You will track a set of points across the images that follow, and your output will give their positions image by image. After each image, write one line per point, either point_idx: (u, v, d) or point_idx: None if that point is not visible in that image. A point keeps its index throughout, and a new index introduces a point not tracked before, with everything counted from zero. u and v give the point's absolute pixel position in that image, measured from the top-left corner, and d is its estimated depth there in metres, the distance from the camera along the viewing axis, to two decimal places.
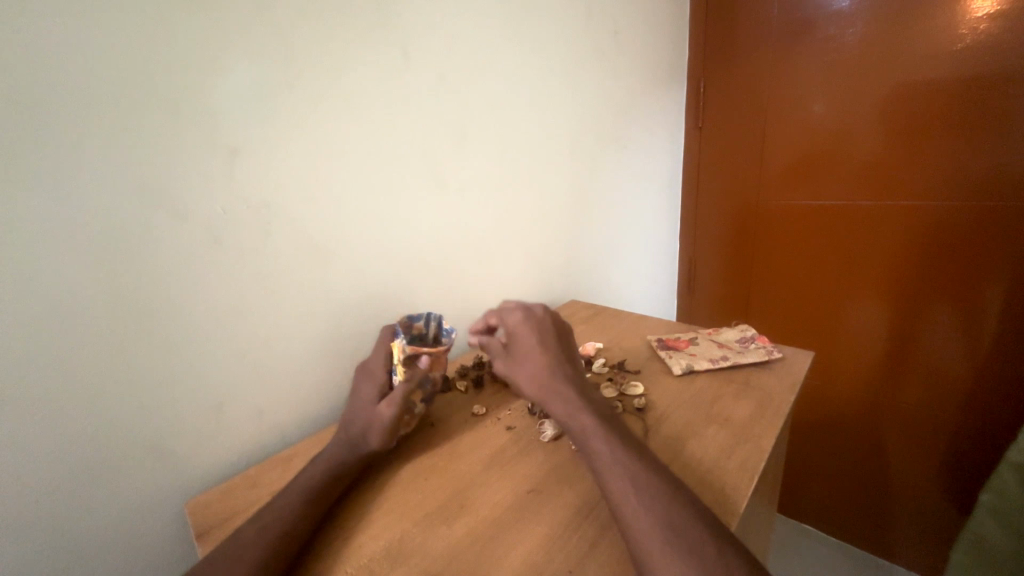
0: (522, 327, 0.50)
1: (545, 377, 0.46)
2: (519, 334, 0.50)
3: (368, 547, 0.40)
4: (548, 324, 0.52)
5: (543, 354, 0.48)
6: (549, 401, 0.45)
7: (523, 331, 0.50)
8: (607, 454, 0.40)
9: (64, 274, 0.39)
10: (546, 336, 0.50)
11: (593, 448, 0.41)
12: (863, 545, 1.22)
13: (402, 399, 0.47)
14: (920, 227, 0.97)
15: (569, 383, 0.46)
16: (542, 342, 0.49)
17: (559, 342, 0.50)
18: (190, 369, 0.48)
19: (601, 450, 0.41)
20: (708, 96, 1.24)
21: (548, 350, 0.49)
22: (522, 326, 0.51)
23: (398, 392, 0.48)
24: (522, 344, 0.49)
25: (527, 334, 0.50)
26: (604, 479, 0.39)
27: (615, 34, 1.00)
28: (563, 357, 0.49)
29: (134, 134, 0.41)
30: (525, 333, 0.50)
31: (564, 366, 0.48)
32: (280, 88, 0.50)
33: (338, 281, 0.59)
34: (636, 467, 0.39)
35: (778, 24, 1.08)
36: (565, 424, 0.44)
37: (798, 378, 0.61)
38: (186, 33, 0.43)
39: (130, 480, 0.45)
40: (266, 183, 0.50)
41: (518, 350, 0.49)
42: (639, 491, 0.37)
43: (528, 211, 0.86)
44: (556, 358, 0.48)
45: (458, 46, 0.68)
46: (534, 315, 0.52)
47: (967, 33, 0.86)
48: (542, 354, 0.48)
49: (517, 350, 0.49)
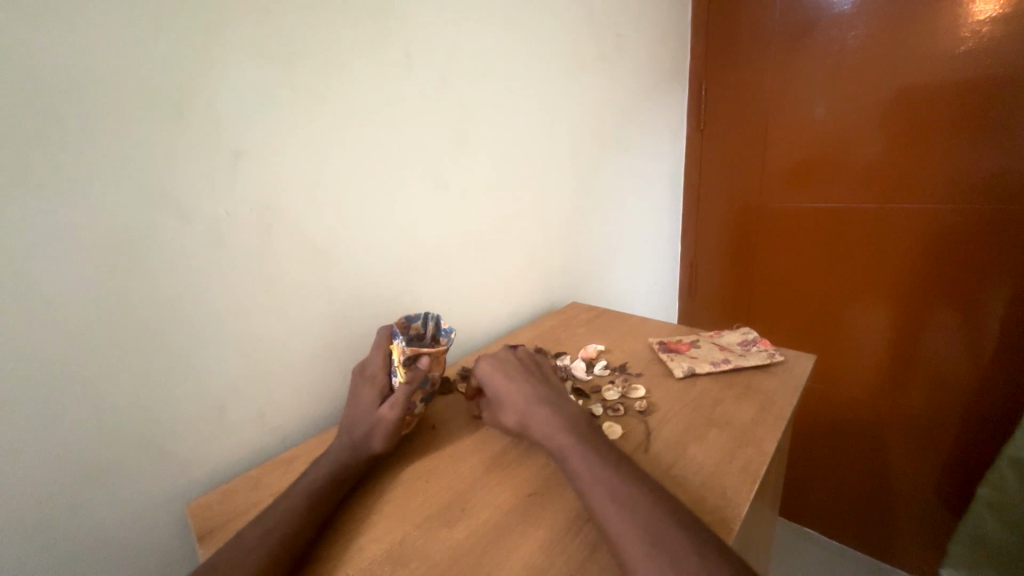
0: (491, 373, 0.53)
1: (520, 404, 0.49)
2: (486, 379, 0.54)
3: (370, 550, 0.40)
4: (512, 360, 0.56)
5: (516, 393, 0.50)
6: (531, 423, 0.47)
7: (488, 375, 0.54)
8: (589, 471, 0.40)
9: (67, 275, 0.39)
10: (522, 375, 0.53)
11: (575, 468, 0.41)
12: (864, 548, 1.21)
13: (404, 400, 0.48)
14: (920, 231, 0.97)
15: (539, 403, 0.48)
16: (508, 377, 0.52)
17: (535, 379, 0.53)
18: (191, 370, 0.48)
19: (581, 468, 0.41)
20: (710, 99, 1.24)
21: (515, 382, 0.52)
22: (487, 368, 0.54)
23: (399, 394, 0.48)
24: (491, 386, 0.53)
25: (490, 374, 0.53)
26: (586, 497, 0.39)
27: (616, 37, 1.00)
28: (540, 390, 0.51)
29: (137, 135, 0.41)
30: (489, 375, 0.54)
31: (534, 390, 0.50)
32: (283, 90, 0.50)
33: (340, 282, 0.59)
34: (617, 483, 0.39)
35: (779, 27, 1.08)
36: (547, 448, 0.45)
37: (800, 381, 0.61)
38: (190, 36, 0.43)
39: (130, 481, 0.45)
40: (268, 184, 0.51)
41: (491, 392, 0.53)
42: (623, 507, 0.37)
43: (528, 212, 0.85)
44: (523, 386, 0.51)
45: (460, 48, 0.68)
46: (496, 357, 0.56)
47: (969, 36, 0.86)
48: (511, 386, 0.51)
49: (490, 391, 0.53)
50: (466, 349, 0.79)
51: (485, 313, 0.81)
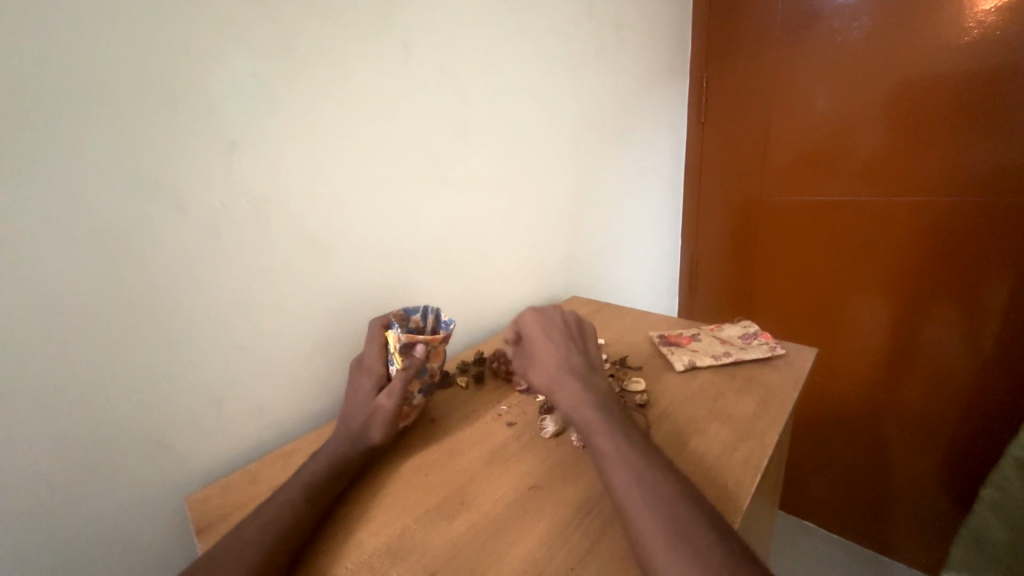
0: (534, 329, 0.55)
1: (560, 371, 0.49)
2: (528, 331, 0.56)
3: (369, 543, 0.39)
4: (558, 321, 0.57)
5: (546, 357, 0.51)
6: (557, 391, 0.48)
7: (534, 330, 0.55)
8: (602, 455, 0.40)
9: (61, 271, 0.39)
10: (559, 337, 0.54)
11: (599, 445, 0.42)
12: (863, 541, 1.22)
13: (401, 390, 0.48)
14: (921, 224, 0.97)
15: (571, 376, 0.49)
16: (550, 338, 0.54)
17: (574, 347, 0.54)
18: (188, 364, 0.47)
19: (608, 447, 0.41)
20: (711, 92, 1.23)
21: (557, 345, 0.53)
22: (533, 324, 0.56)
23: (396, 383, 0.48)
24: (530, 339, 0.55)
25: (535, 329, 0.55)
26: (610, 477, 0.39)
27: (617, 28, 0.99)
28: (575, 358, 0.52)
29: (131, 126, 0.41)
30: (534, 329, 0.55)
31: (569, 359, 0.51)
32: (279, 81, 0.49)
33: (338, 275, 0.59)
34: (644, 468, 0.39)
35: (782, 18, 1.07)
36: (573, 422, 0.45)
37: (801, 375, 0.61)
38: (184, 27, 0.42)
39: (127, 476, 0.45)
40: (265, 177, 0.50)
41: (528, 346, 0.54)
42: (646, 491, 0.37)
43: (528, 205, 0.85)
44: (564, 352, 0.52)
45: (458, 37, 0.67)
46: (546, 312, 0.58)
47: (973, 27, 0.85)
48: (548, 348, 0.53)
49: (527, 345, 0.54)
50: (466, 341, 0.78)
51: (485, 306, 0.81)
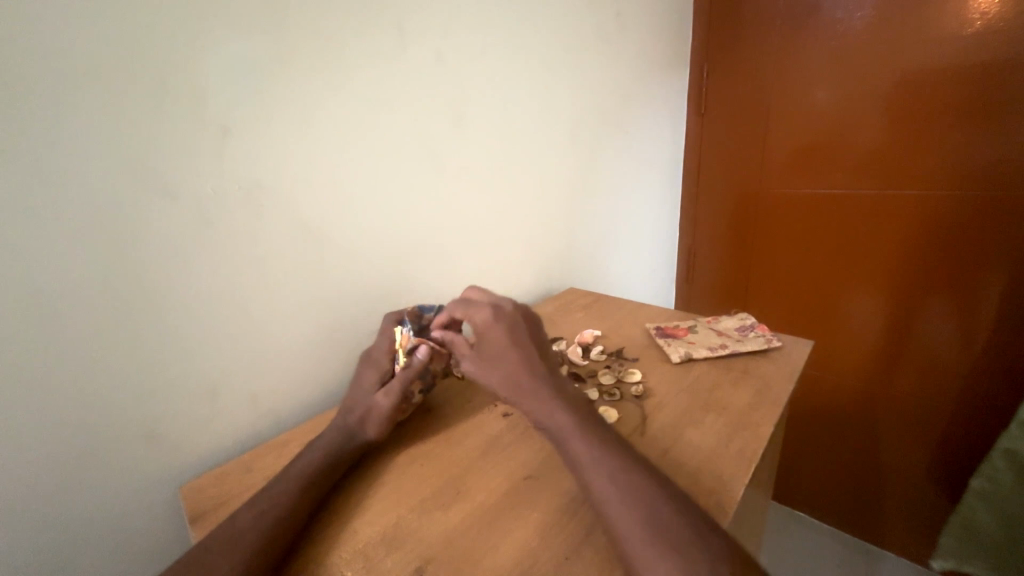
0: (490, 332, 0.48)
1: (523, 377, 0.45)
2: (488, 332, 0.48)
3: (364, 533, 0.40)
4: (517, 315, 0.50)
5: (507, 362, 0.46)
6: (527, 403, 0.44)
7: (493, 329, 0.48)
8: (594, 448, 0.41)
9: (51, 259, 0.38)
10: (515, 331, 0.48)
11: (571, 448, 0.41)
12: (854, 531, 1.23)
13: (400, 388, 0.48)
14: (919, 218, 0.97)
15: (546, 382, 0.45)
16: (517, 338, 0.47)
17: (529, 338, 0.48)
18: (181, 354, 0.47)
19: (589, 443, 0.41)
20: (712, 83, 1.22)
21: (517, 344, 0.47)
22: (492, 322, 0.48)
23: (397, 382, 0.48)
24: (493, 342, 0.47)
25: (499, 329, 0.48)
26: (587, 479, 0.39)
27: (617, 16, 0.98)
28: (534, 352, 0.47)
29: (121, 111, 0.40)
30: (495, 330, 0.48)
31: (539, 362, 0.46)
32: (272, 66, 0.49)
33: (334, 264, 0.58)
34: (617, 466, 0.38)
35: (785, 7, 1.05)
36: (546, 428, 0.43)
37: (796, 367, 0.61)
38: (174, 10, 0.41)
39: (121, 465, 0.44)
40: (259, 164, 0.49)
41: (490, 352, 0.47)
42: (620, 490, 0.37)
43: (526, 194, 0.84)
44: (525, 351, 0.46)
45: (454, 22, 0.66)
46: (501, 309, 0.50)
47: (977, 19, 0.84)
48: (515, 352, 0.46)
49: (488, 349, 0.47)
50: (462, 332, 0.78)
51: None
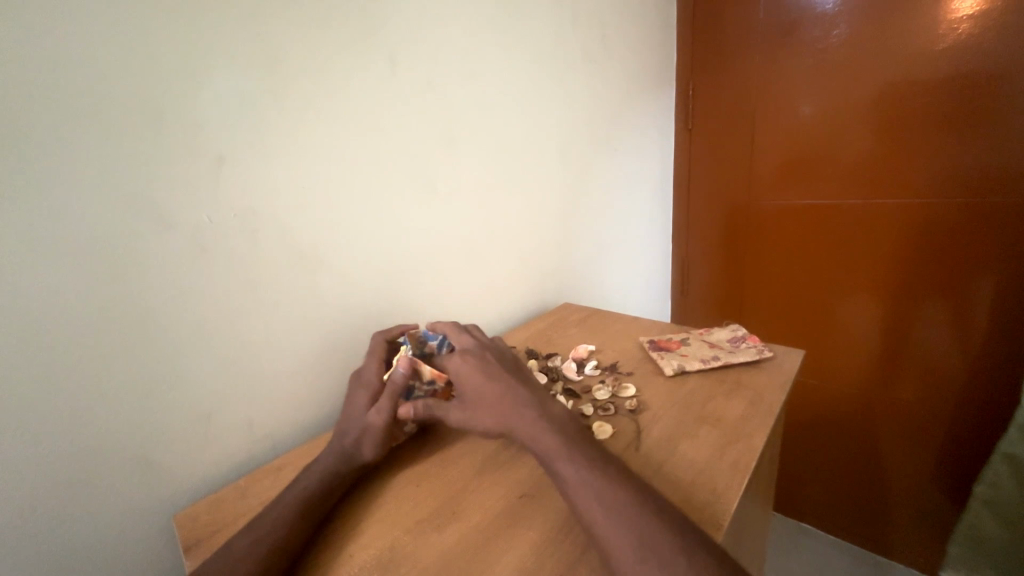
0: (466, 369, 0.49)
1: (509, 406, 0.45)
2: (459, 375, 0.49)
3: (359, 557, 0.39)
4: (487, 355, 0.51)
5: (491, 397, 0.46)
6: (515, 425, 0.44)
7: (469, 369, 0.49)
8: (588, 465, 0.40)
9: (49, 288, 0.39)
10: (495, 369, 0.49)
11: (562, 470, 0.40)
12: (861, 542, 1.22)
13: (391, 406, 0.48)
14: (906, 225, 0.98)
15: (528, 403, 0.45)
16: (488, 374, 0.48)
17: (511, 371, 0.50)
18: (177, 379, 0.47)
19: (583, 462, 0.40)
20: (698, 99, 1.25)
21: (497, 378, 0.48)
22: (463, 364, 0.50)
23: (386, 399, 0.48)
24: (471, 385, 0.47)
25: (470, 369, 0.49)
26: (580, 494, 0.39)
27: (603, 38, 1.01)
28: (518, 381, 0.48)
29: (118, 144, 0.41)
30: (470, 369, 0.49)
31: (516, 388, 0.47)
32: (267, 96, 0.50)
33: (329, 287, 0.59)
34: (608, 485, 0.38)
35: (764, 25, 1.09)
36: (532, 450, 0.43)
37: (788, 377, 0.61)
38: (172, 47, 0.43)
39: (114, 494, 0.44)
40: (254, 191, 0.51)
41: (468, 394, 0.47)
42: (611, 509, 0.37)
43: (518, 211, 0.86)
44: (509, 384, 0.47)
45: (444, 49, 0.68)
46: (470, 351, 0.51)
47: (948, 34, 0.88)
48: (495, 389, 0.47)
49: (467, 392, 0.47)
50: None
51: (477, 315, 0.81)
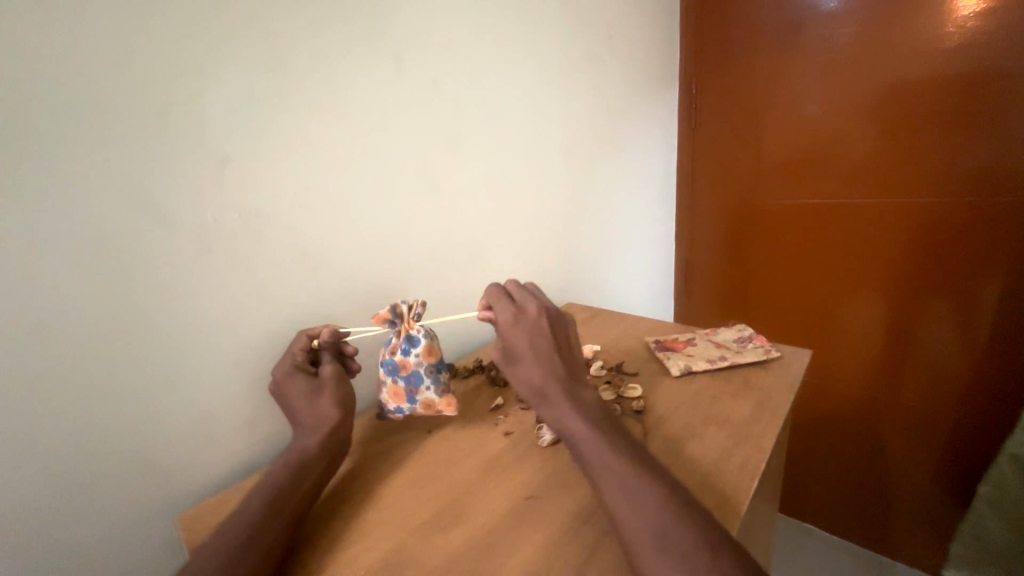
0: (512, 330, 0.48)
1: (544, 380, 0.45)
2: (509, 333, 0.48)
3: (365, 558, 0.39)
4: (543, 319, 0.49)
5: (528, 365, 0.46)
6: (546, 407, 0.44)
7: (515, 331, 0.48)
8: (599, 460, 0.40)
9: (52, 285, 0.39)
10: (541, 338, 0.47)
11: (587, 456, 0.40)
12: (866, 543, 1.21)
13: (339, 381, 0.51)
14: (913, 223, 0.98)
15: (561, 386, 0.44)
16: (535, 341, 0.47)
17: (556, 343, 0.48)
18: (180, 377, 0.47)
19: (596, 456, 0.40)
20: (701, 98, 1.24)
21: (541, 351, 0.46)
22: (515, 323, 0.48)
23: (331, 377, 0.51)
24: (513, 345, 0.47)
25: (520, 331, 0.47)
26: (599, 488, 0.38)
27: (606, 38, 1.00)
28: (559, 356, 0.47)
29: (121, 141, 0.41)
30: (516, 332, 0.48)
31: (557, 362, 0.46)
32: (273, 96, 0.50)
33: (333, 287, 0.59)
34: (631, 474, 0.38)
35: (769, 25, 1.08)
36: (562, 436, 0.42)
37: (796, 378, 0.61)
38: (178, 47, 0.43)
39: (117, 493, 0.44)
40: (259, 191, 0.50)
41: (513, 353, 0.47)
42: (625, 504, 0.36)
43: (522, 211, 0.85)
44: (548, 357, 0.46)
45: (449, 49, 0.68)
46: (526, 312, 0.49)
47: (954, 32, 0.87)
48: (534, 361, 0.46)
49: (511, 352, 0.47)
50: (463, 349, 0.78)
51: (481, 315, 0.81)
